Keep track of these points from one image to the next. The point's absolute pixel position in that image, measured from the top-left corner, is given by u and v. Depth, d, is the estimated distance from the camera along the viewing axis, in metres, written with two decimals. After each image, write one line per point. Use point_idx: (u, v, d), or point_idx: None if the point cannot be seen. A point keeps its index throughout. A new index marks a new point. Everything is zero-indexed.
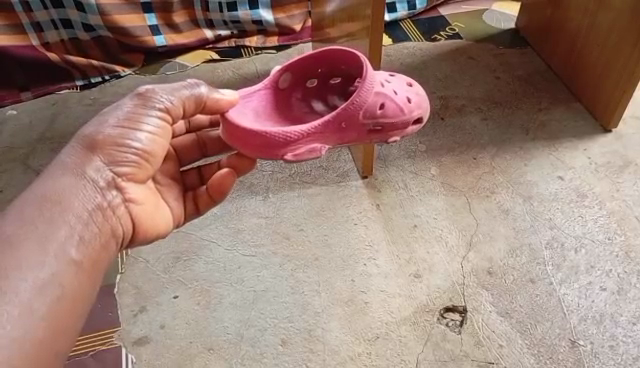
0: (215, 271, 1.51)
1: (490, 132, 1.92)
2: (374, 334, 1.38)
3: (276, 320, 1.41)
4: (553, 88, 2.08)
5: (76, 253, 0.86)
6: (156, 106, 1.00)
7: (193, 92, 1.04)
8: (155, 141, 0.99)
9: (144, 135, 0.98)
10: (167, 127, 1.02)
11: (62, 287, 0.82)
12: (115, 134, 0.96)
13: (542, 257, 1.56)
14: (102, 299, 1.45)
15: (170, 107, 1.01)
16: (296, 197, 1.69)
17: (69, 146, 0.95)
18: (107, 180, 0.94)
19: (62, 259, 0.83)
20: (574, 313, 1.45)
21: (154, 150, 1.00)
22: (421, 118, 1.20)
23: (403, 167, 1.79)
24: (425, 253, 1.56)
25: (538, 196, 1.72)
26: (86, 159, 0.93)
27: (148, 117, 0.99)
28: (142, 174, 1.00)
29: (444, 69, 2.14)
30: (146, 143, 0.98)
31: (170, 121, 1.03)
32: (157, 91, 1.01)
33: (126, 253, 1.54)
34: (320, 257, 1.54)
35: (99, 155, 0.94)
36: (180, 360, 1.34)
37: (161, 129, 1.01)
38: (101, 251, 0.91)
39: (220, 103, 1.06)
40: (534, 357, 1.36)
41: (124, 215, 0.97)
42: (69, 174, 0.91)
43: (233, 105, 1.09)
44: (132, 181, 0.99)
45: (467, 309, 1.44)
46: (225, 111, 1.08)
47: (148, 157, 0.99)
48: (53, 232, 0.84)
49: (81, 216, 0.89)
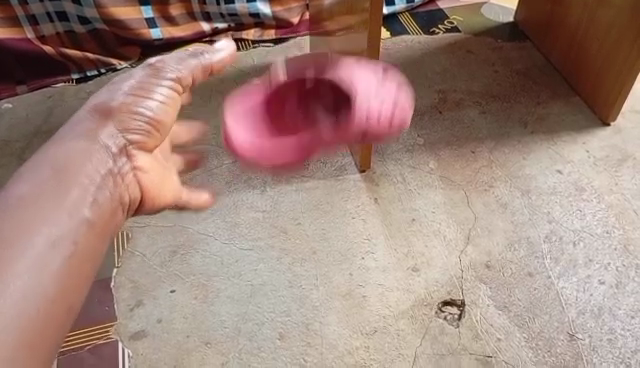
0: (212, 265, 1.50)
1: (489, 126, 1.92)
2: (372, 328, 1.38)
3: (273, 314, 1.40)
4: (552, 81, 2.07)
5: (92, 214, 0.73)
6: (168, 72, 0.91)
7: (197, 59, 0.95)
8: (167, 109, 0.88)
9: (155, 103, 0.87)
10: (178, 95, 0.92)
11: (77, 248, 0.69)
12: (128, 101, 0.85)
13: (540, 250, 1.56)
14: (99, 293, 1.44)
15: (182, 74, 0.92)
16: (294, 191, 1.68)
17: (78, 117, 0.82)
18: (118, 146, 0.81)
19: (77, 222, 0.70)
20: (572, 306, 1.44)
21: (165, 118, 0.88)
22: (405, 120, 1.33)
23: (401, 161, 1.78)
24: (423, 247, 1.55)
25: (537, 190, 1.71)
26: (100, 127, 0.81)
27: (158, 86, 0.89)
28: (153, 142, 0.88)
29: (442, 62, 2.13)
30: (159, 109, 0.87)
31: (180, 91, 0.93)
32: (165, 60, 0.92)
33: (123, 247, 1.53)
34: (318, 251, 1.53)
35: (115, 120, 0.82)
36: (177, 354, 1.33)
37: (175, 95, 0.90)
38: (110, 217, 0.76)
39: (217, 67, 0.97)
40: (532, 351, 1.36)
41: (133, 184, 0.84)
42: (80, 137, 0.78)
43: (229, 63, 0.99)
44: (141, 150, 0.85)
45: (465, 302, 1.43)
46: (219, 73, 0.98)
47: (160, 125, 0.88)
48: (69, 193, 0.71)
49: (94, 178, 0.75)
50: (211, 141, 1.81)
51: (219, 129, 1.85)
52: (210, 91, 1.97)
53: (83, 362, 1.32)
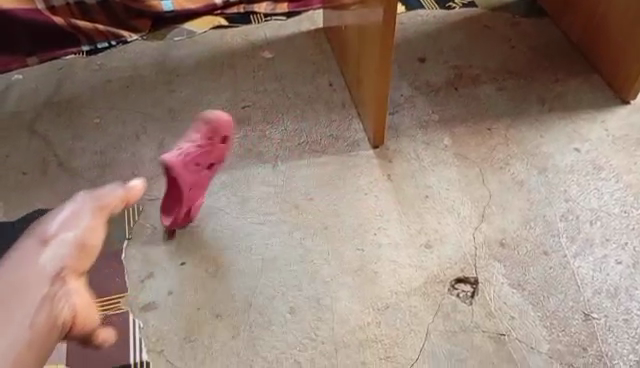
0: (223, 239, 1.48)
1: (505, 103, 1.87)
2: (384, 304, 1.36)
3: (284, 288, 1.39)
4: (571, 57, 2.01)
5: (35, 318, 0.77)
6: (91, 204, 0.94)
7: (117, 192, 0.99)
8: (92, 231, 0.91)
9: (83, 227, 0.90)
10: (105, 216, 0.95)
11: (24, 342, 0.75)
12: (59, 229, 0.88)
13: (556, 229, 1.53)
14: (110, 265, 1.43)
15: (105, 202, 0.96)
16: (306, 166, 1.66)
17: (16, 246, 0.85)
18: (53, 270, 0.82)
19: (16, 337, 0.74)
20: (588, 286, 1.42)
21: (92, 240, 0.89)
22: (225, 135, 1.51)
23: (415, 137, 1.75)
24: (436, 224, 1.52)
25: (554, 168, 1.68)
26: (35, 251, 0.84)
27: (85, 214, 0.92)
28: (84, 265, 0.87)
29: (458, 38, 2.07)
30: (84, 232, 0.89)
31: (106, 214, 0.96)
32: (87, 200, 0.95)
33: (134, 219, 1.52)
34: (330, 226, 1.51)
35: (52, 247, 0.85)
36: (188, 326, 1.33)
37: (98, 221, 0.93)
38: (49, 335, 0.77)
39: (133, 192, 1.03)
40: (546, 330, 1.34)
41: (72, 306, 0.81)
42: (18, 268, 0.81)
43: (139, 193, 1.04)
44: (76, 276, 0.84)
45: (479, 280, 1.41)
46: (130, 200, 1.02)
47: (90, 246, 0.88)
48: (14, 306, 0.76)
49: (34, 301, 0.78)
50: None
51: (230, 103, 1.83)
52: (221, 65, 1.94)
53: None
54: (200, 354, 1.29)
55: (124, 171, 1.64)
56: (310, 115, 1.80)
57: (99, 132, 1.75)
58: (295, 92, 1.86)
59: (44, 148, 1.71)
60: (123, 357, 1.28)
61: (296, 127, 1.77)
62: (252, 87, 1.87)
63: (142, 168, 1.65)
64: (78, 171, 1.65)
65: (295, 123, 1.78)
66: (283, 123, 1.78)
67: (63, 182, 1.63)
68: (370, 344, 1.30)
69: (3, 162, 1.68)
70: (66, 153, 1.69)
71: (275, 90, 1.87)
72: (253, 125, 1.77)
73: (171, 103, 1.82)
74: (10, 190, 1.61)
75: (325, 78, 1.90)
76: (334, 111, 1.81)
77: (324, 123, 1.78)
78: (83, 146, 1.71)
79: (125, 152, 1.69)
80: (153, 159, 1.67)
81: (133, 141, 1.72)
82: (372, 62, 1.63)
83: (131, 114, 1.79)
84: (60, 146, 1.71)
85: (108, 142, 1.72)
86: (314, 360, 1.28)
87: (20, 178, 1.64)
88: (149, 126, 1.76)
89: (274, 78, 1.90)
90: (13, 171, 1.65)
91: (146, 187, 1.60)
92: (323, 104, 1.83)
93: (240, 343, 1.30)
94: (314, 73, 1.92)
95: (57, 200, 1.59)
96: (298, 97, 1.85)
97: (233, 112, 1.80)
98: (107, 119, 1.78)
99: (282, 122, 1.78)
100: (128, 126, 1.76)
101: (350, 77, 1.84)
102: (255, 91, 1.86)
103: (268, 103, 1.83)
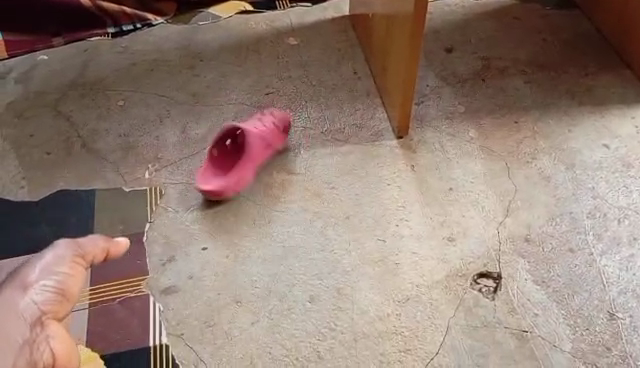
0: (245, 225, 1.48)
1: (533, 96, 1.83)
2: (405, 296, 1.35)
3: (304, 277, 1.38)
4: (602, 51, 1.96)
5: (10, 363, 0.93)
6: (67, 254, 1.05)
7: (100, 241, 1.10)
8: (68, 279, 1.03)
9: (44, 283, 1.01)
10: (81, 270, 1.05)
11: None
12: (31, 279, 1.01)
13: (583, 226, 1.50)
14: (131, 247, 1.44)
15: (82, 253, 1.06)
16: (328, 155, 1.64)
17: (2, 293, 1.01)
18: (33, 315, 0.98)
19: None
20: (613, 285, 1.39)
21: (71, 286, 1.03)
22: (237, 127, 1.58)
23: (440, 128, 1.72)
24: (460, 217, 1.50)
25: (582, 164, 1.64)
26: (14, 297, 0.99)
27: (55, 269, 1.03)
28: (64, 308, 1.02)
29: (487, 28, 2.03)
30: (62, 279, 1.03)
31: (84, 264, 1.06)
32: (65, 247, 1.07)
33: (156, 203, 1.53)
34: (352, 216, 1.50)
35: (30, 293, 1.00)
36: (208, 311, 1.33)
37: (75, 269, 1.04)
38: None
39: (115, 243, 1.12)
40: (569, 328, 1.31)
41: (52, 347, 0.96)
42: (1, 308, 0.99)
43: (124, 245, 1.13)
44: (54, 317, 1.00)
45: (502, 275, 1.39)
46: (110, 248, 1.11)
47: (70, 292, 1.03)
48: None
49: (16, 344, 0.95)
50: (246, 101, 1.78)
51: (254, 89, 1.81)
52: (246, 51, 1.92)
53: (114, 314, 1.32)
54: (219, 339, 1.28)
55: (147, 154, 1.64)
56: (334, 103, 1.78)
57: (123, 114, 1.75)
58: (319, 80, 1.84)
59: (68, 129, 1.71)
60: (144, 338, 1.28)
61: (319, 115, 1.75)
62: (276, 73, 1.86)
63: (165, 151, 1.65)
64: (102, 152, 1.65)
65: (318, 111, 1.76)
66: (306, 111, 1.76)
67: (86, 163, 1.63)
68: (390, 335, 1.29)
69: (28, 141, 1.69)
70: (90, 134, 1.70)
71: (299, 77, 1.85)
72: None
73: (194, 87, 1.82)
74: (35, 169, 1.62)
75: (350, 66, 1.88)
76: (358, 100, 1.79)
77: (348, 112, 1.76)
78: (107, 128, 1.71)
79: (148, 135, 1.69)
80: (176, 143, 1.67)
81: (157, 124, 1.72)
82: (399, 52, 1.60)
83: (155, 97, 1.79)
84: (84, 127, 1.72)
85: (131, 124, 1.72)
86: (333, 349, 1.27)
87: (44, 157, 1.65)
88: (172, 110, 1.75)
89: (298, 65, 1.88)
90: (38, 150, 1.67)
91: (168, 171, 1.60)
92: (347, 92, 1.81)
93: (259, 330, 1.30)
94: (339, 61, 1.89)
95: (80, 179, 1.59)
96: (322, 85, 1.83)
97: (256, 97, 1.79)
98: (131, 101, 1.78)
99: (306, 110, 1.76)
100: (152, 109, 1.76)
101: (375, 66, 1.81)
102: (279, 78, 1.85)
103: (292, 90, 1.82)
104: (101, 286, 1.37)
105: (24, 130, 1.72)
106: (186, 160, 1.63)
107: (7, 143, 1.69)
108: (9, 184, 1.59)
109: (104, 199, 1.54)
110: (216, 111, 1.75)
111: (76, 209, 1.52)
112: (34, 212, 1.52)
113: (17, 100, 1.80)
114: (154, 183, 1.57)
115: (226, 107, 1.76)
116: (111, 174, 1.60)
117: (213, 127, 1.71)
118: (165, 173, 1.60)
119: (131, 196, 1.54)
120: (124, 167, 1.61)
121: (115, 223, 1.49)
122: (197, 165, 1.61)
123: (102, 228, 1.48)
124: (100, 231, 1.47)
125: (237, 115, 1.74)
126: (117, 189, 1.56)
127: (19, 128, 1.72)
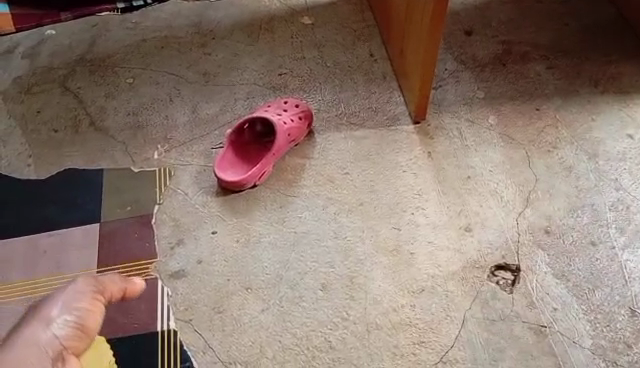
0: (256, 209, 1.44)
1: (556, 82, 1.76)
2: (420, 287, 1.31)
3: (317, 264, 1.35)
4: (628, 37, 1.88)
5: None
6: (87, 288, 0.95)
7: (119, 278, 1.01)
8: (89, 316, 0.93)
9: (65, 320, 0.91)
10: (100, 308, 0.95)
11: None
12: (51, 315, 0.91)
13: (605, 219, 1.44)
14: (139, 229, 1.40)
15: (102, 289, 0.97)
16: (342, 139, 1.59)
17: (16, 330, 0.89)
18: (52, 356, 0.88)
19: None
20: (636, 281, 1.34)
21: (91, 324, 0.93)
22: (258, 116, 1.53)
23: (458, 114, 1.66)
24: (478, 206, 1.45)
25: (605, 155, 1.58)
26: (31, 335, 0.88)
27: (77, 305, 0.93)
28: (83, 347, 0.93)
29: (509, 11, 1.96)
30: (83, 315, 0.93)
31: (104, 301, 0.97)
32: (86, 282, 0.96)
33: (165, 184, 1.49)
34: (366, 202, 1.46)
35: (50, 330, 0.89)
36: (217, 296, 1.29)
37: (96, 305, 0.94)
38: None
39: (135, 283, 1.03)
40: (590, 324, 1.27)
41: None
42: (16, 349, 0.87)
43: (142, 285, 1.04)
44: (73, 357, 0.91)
45: (520, 268, 1.35)
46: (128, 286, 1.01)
47: (90, 329, 0.93)
48: None
49: None
50: (258, 81, 1.73)
51: (266, 69, 1.76)
52: (259, 29, 1.86)
53: None
54: (228, 325, 1.25)
55: (156, 133, 1.60)
56: (349, 85, 1.72)
57: (132, 92, 1.70)
58: (334, 61, 1.78)
59: (76, 106, 1.67)
60: (151, 324, 1.25)
61: (334, 98, 1.69)
62: (289, 54, 1.80)
63: (175, 131, 1.61)
64: (110, 130, 1.61)
65: (333, 93, 1.70)
66: (320, 93, 1.71)
67: (94, 141, 1.59)
68: (404, 327, 1.25)
69: (35, 117, 1.65)
70: (98, 112, 1.66)
71: (314, 57, 1.79)
72: (289, 93, 1.70)
73: (206, 66, 1.76)
74: (41, 146, 1.58)
75: (366, 47, 1.82)
76: (374, 83, 1.73)
77: (363, 95, 1.70)
78: (116, 106, 1.67)
79: (158, 114, 1.65)
80: (186, 123, 1.62)
81: (166, 104, 1.67)
82: (420, 34, 1.53)
83: (165, 76, 1.74)
84: (92, 104, 1.67)
85: (140, 103, 1.67)
86: (345, 339, 1.23)
87: (52, 135, 1.61)
88: (183, 89, 1.70)
89: (313, 45, 1.82)
90: (45, 127, 1.63)
91: (178, 152, 1.56)
92: (363, 74, 1.75)
93: (269, 318, 1.26)
94: (355, 42, 1.83)
95: (87, 158, 1.55)
96: (337, 67, 1.77)
97: (269, 78, 1.74)
98: (141, 79, 1.73)
99: (320, 92, 1.71)
100: (162, 88, 1.71)
101: (393, 47, 1.75)
102: (293, 58, 1.79)
103: (306, 71, 1.76)
104: (108, 268, 1.34)
105: (31, 106, 1.67)
106: (196, 141, 1.58)
107: (14, 119, 1.65)
108: (15, 161, 1.55)
109: (112, 179, 1.50)
110: (228, 91, 1.70)
111: (83, 188, 1.49)
112: (41, 191, 1.48)
113: (24, 75, 1.75)
114: (163, 164, 1.53)
115: (238, 87, 1.71)
116: (119, 153, 1.56)
117: (225, 108, 1.66)
118: (175, 154, 1.55)
119: (140, 176, 1.50)
120: (132, 147, 1.57)
121: (123, 204, 1.45)
122: (207, 146, 1.57)
123: (110, 209, 1.44)
124: (108, 212, 1.44)
125: (249, 96, 1.69)
126: (125, 169, 1.52)
127: (26, 104, 1.68)
